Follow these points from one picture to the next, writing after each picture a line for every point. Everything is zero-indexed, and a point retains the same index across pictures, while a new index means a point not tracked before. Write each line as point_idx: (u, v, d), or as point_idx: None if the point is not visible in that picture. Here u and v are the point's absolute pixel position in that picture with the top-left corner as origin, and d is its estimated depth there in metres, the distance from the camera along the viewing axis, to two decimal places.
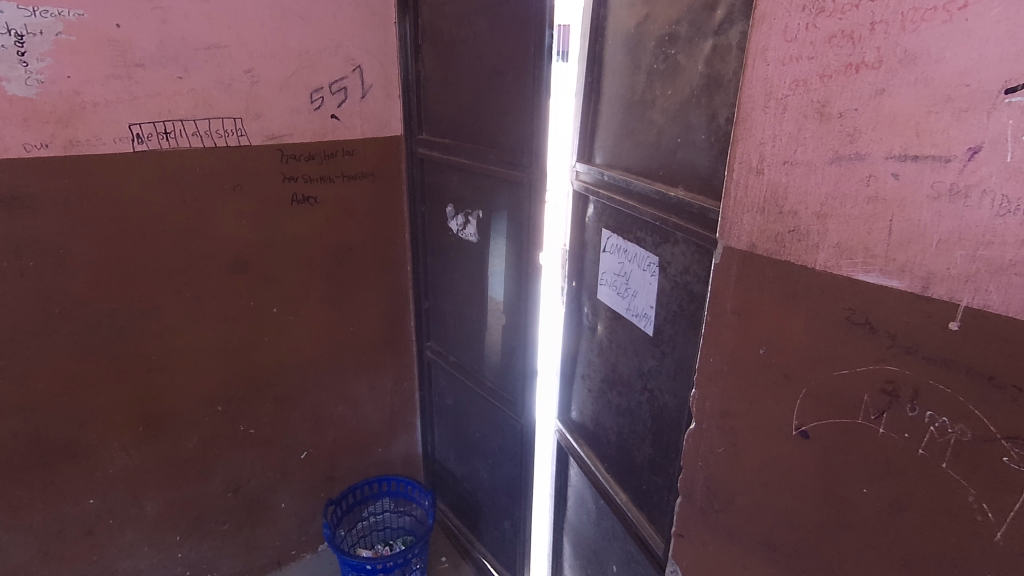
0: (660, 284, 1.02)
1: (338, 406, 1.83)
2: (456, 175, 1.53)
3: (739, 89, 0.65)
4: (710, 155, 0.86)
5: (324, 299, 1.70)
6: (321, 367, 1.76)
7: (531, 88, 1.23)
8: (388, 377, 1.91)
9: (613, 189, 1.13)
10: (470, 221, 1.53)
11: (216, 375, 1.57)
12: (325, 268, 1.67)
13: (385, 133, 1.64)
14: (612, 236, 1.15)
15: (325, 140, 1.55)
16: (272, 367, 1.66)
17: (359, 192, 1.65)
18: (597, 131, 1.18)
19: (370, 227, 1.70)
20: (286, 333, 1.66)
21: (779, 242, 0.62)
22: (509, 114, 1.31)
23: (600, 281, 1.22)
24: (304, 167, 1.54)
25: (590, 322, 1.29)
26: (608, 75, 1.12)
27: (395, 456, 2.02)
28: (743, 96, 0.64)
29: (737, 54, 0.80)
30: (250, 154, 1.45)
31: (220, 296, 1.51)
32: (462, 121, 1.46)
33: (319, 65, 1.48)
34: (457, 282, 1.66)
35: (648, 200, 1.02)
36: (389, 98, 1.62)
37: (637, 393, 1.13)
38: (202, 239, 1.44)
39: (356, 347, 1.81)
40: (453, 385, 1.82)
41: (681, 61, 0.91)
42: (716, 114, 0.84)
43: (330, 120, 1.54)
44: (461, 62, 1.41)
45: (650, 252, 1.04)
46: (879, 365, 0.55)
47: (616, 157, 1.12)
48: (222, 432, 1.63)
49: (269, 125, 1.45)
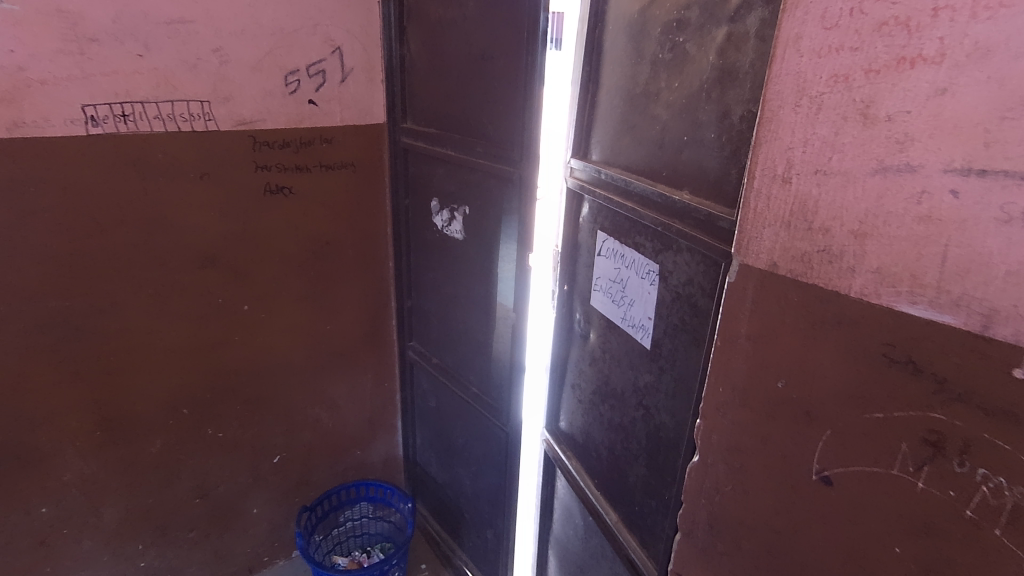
0: (661, 295, 0.93)
1: (314, 408, 1.74)
2: (442, 168, 1.44)
3: (764, 84, 0.56)
4: (720, 156, 0.78)
5: (300, 296, 1.60)
6: (296, 368, 1.67)
7: (525, 76, 1.13)
8: (368, 378, 1.82)
9: (612, 189, 1.04)
10: (456, 218, 1.44)
11: (182, 377, 1.47)
12: (302, 263, 1.57)
13: (367, 121, 1.54)
14: (608, 239, 1.07)
15: (301, 127, 1.44)
16: (243, 367, 1.57)
17: (338, 182, 1.55)
18: (594, 125, 1.09)
19: (349, 220, 1.60)
20: (258, 332, 1.56)
21: (806, 263, 0.54)
22: (499, 104, 1.22)
23: (593, 287, 1.14)
24: (278, 155, 1.43)
25: (582, 330, 1.21)
26: (608, 64, 1.03)
27: (375, 460, 1.94)
28: (769, 92, 0.55)
29: (755, 44, 0.71)
30: (219, 140, 1.34)
31: (186, 293, 1.41)
32: (449, 111, 1.36)
33: (295, 45, 1.37)
34: (442, 281, 1.57)
35: (649, 202, 0.93)
36: (372, 83, 1.51)
37: (631, 409, 1.06)
38: (165, 232, 1.34)
39: (334, 347, 1.71)
40: (436, 388, 1.73)
41: (690, 51, 0.82)
42: (728, 111, 0.76)
43: (306, 105, 1.43)
44: (449, 47, 1.31)
45: (649, 259, 0.96)
46: (922, 412, 0.47)
47: (615, 155, 1.03)
48: (188, 436, 1.54)
49: (239, 109, 1.34)
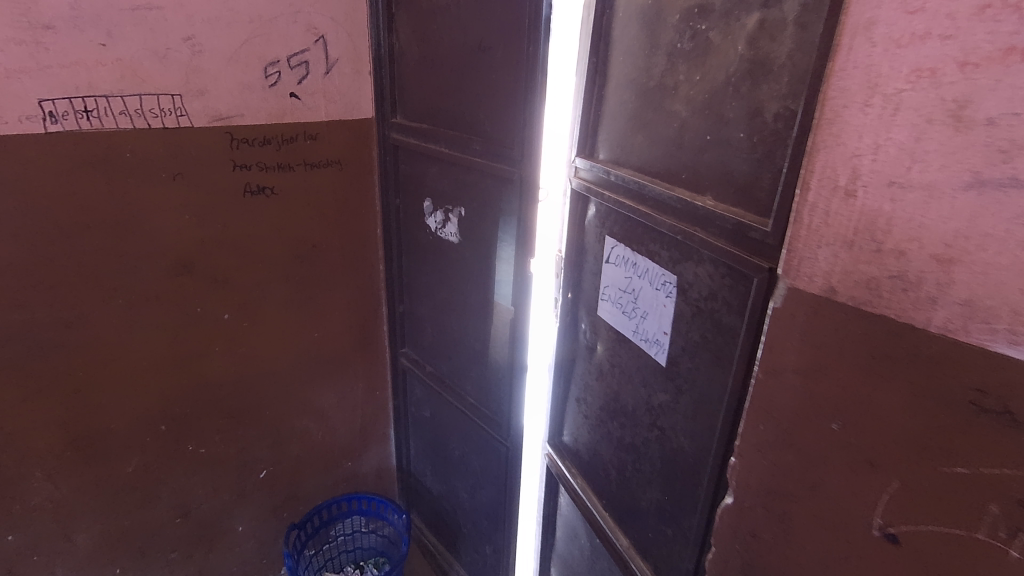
0: (679, 308, 0.85)
1: (302, 419, 1.65)
2: (435, 166, 1.35)
3: (824, 80, 0.48)
4: (750, 158, 0.70)
5: (286, 303, 1.50)
6: (282, 378, 1.57)
7: (526, 68, 1.05)
8: (358, 387, 1.74)
9: (623, 192, 0.96)
10: (451, 220, 1.35)
11: (158, 392, 1.38)
12: (286, 269, 1.47)
13: (354, 115, 1.44)
14: (618, 246, 0.98)
15: (283, 122, 1.34)
16: (225, 379, 1.48)
17: (324, 182, 1.45)
18: (602, 122, 1.00)
19: (336, 222, 1.51)
20: (240, 342, 1.46)
21: (873, 290, 0.46)
22: (497, 98, 1.13)
23: (601, 296, 1.06)
24: (258, 153, 1.33)
25: (588, 342, 1.13)
26: (618, 55, 0.94)
27: (367, 471, 1.86)
28: (830, 90, 0.47)
29: (794, 32, 0.63)
30: (193, 137, 1.24)
31: (160, 302, 1.31)
32: (443, 106, 1.27)
33: (275, 34, 1.26)
34: (436, 286, 1.49)
35: (666, 207, 0.85)
36: (359, 75, 1.41)
37: (644, 428, 0.98)
38: (136, 238, 1.24)
39: (321, 355, 1.62)
40: (430, 398, 1.65)
41: (715, 39, 0.74)
42: (761, 108, 0.68)
43: (288, 99, 1.33)
44: (441, 36, 1.22)
45: (666, 269, 0.88)
46: (1019, 471, 0.39)
47: (626, 154, 0.94)
48: (167, 453, 1.44)
49: (215, 104, 1.24)
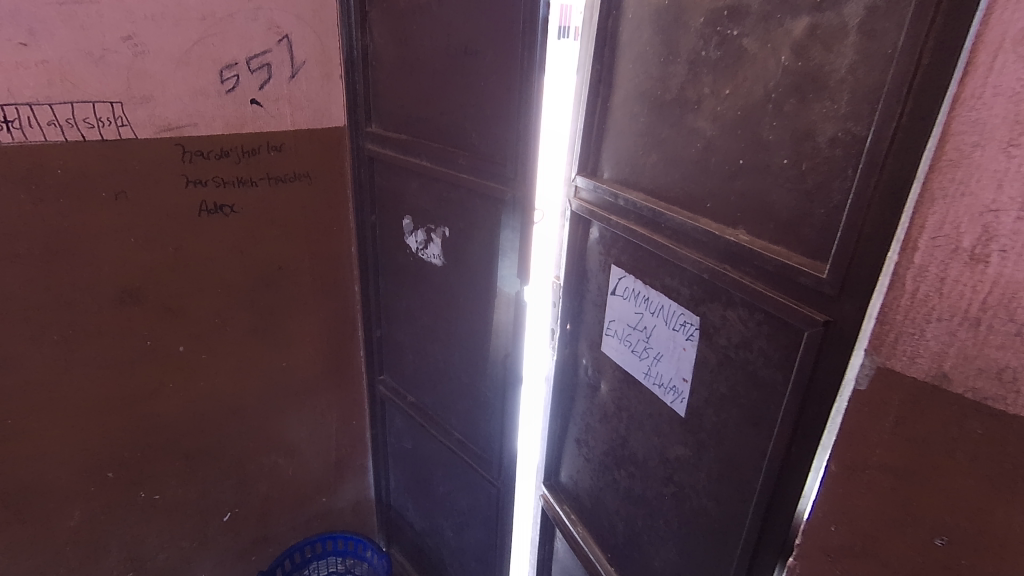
0: (703, 354, 0.75)
1: (271, 456, 1.51)
2: (415, 181, 1.22)
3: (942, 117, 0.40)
4: (797, 189, 0.59)
5: (250, 331, 1.36)
6: (247, 413, 1.42)
7: (520, 76, 0.93)
8: (332, 417, 1.59)
9: (634, 219, 0.84)
10: (434, 240, 1.22)
11: (104, 436, 1.22)
12: (250, 293, 1.33)
13: (324, 123, 1.30)
14: (626, 277, 0.87)
15: (243, 132, 1.19)
16: (182, 418, 1.32)
17: (290, 197, 1.31)
18: (607, 137, 0.89)
19: (305, 240, 1.37)
20: (199, 376, 1.31)
21: (1007, 384, 0.38)
22: (487, 109, 1.01)
23: (606, 330, 0.94)
24: (215, 167, 1.18)
25: (591, 381, 1.01)
26: (626, 62, 0.83)
27: (343, 505, 1.72)
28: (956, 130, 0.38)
29: (857, 42, 0.52)
30: (138, 150, 1.09)
31: (104, 337, 1.16)
32: (424, 115, 1.14)
33: (232, 33, 1.12)
34: (417, 311, 1.36)
35: (687, 239, 0.74)
36: (328, 79, 1.27)
37: (657, 482, 0.87)
38: (72, 267, 1.08)
39: (290, 385, 1.48)
40: (411, 429, 1.52)
41: (750, 48, 0.63)
42: (811, 131, 0.57)
43: (248, 105, 1.18)
44: (422, 37, 1.09)
45: (685, 308, 0.77)
46: None
47: (637, 175, 0.83)
48: (116, 503, 1.29)
49: (162, 112, 1.09)
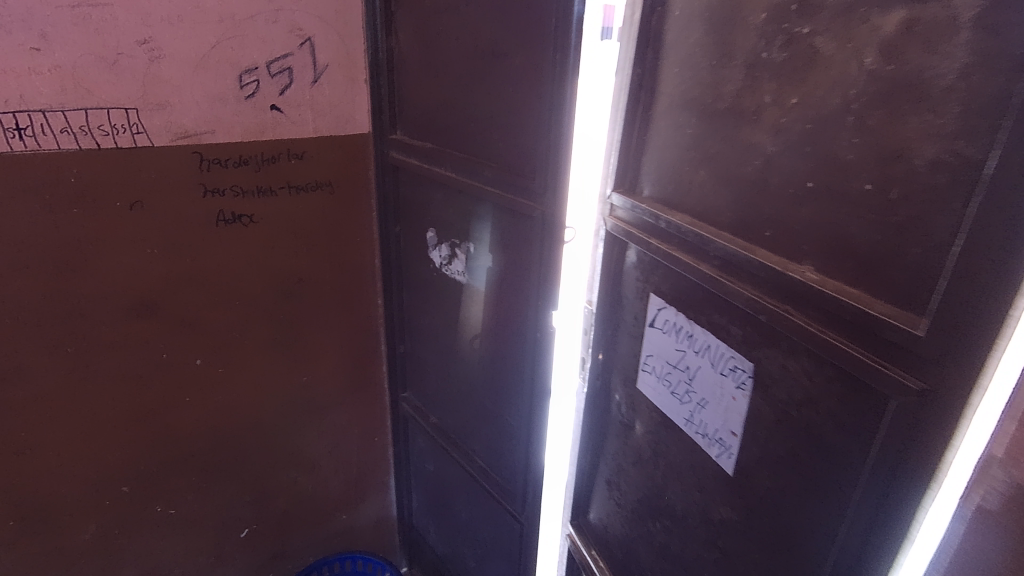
0: (757, 407, 0.64)
1: (290, 472, 1.46)
2: (440, 192, 1.15)
3: None
4: (885, 222, 0.48)
5: (268, 344, 1.31)
6: (265, 428, 1.38)
7: (552, 81, 0.83)
8: (353, 433, 1.54)
9: (677, 244, 0.73)
10: (458, 256, 1.14)
11: (119, 450, 1.19)
12: (270, 306, 1.28)
13: (347, 130, 1.24)
14: (667, 309, 0.77)
15: (263, 139, 1.14)
16: (199, 432, 1.28)
17: (312, 207, 1.26)
18: (648, 150, 0.79)
19: (327, 252, 1.31)
20: (217, 390, 1.27)
21: None
22: (515, 117, 0.92)
23: (643, 366, 0.84)
24: (234, 175, 1.13)
25: (625, 419, 0.91)
26: (672, 65, 0.73)
27: (363, 524, 1.66)
28: None
29: (972, 40, 0.41)
30: (154, 159, 1.05)
31: (119, 349, 1.12)
32: (450, 122, 1.06)
33: (252, 36, 1.06)
34: (441, 329, 1.29)
35: (739, 272, 0.63)
36: (353, 83, 1.20)
37: (697, 544, 0.77)
38: (87, 277, 1.05)
39: (310, 400, 1.43)
40: (433, 451, 1.44)
41: (826, 48, 0.52)
42: (906, 151, 0.46)
43: (269, 111, 1.13)
44: (448, 38, 1.01)
45: (736, 351, 0.66)
46: None
47: (681, 195, 0.73)
48: (131, 518, 1.25)
49: (179, 119, 1.05)
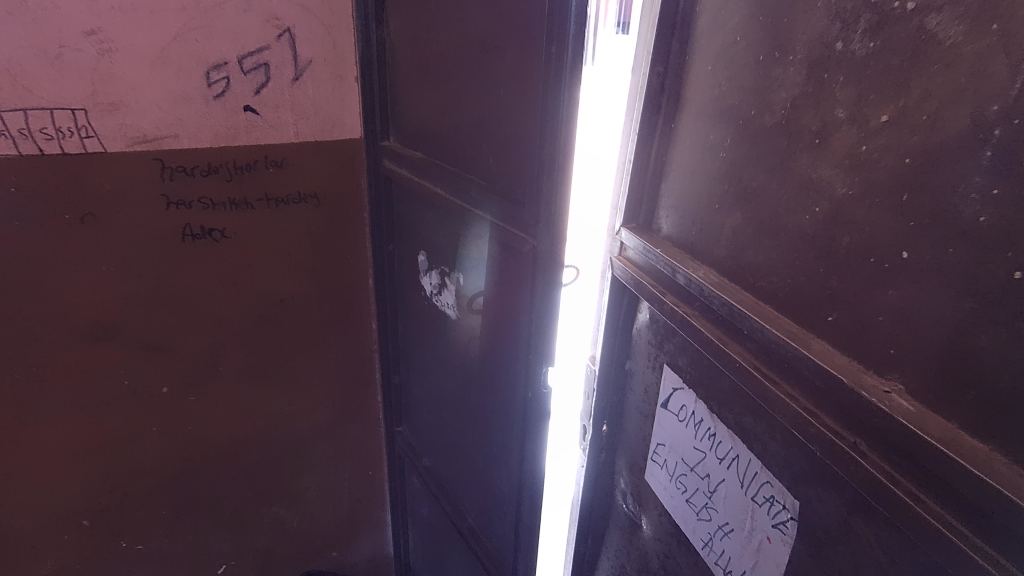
0: (803, 565, 0.44)
1: (272, 506, 1.33)
2: (430, 211, 0.98)
3: None
4: None
5: (246, 371, 1.18)
6: (244, 460, 1.26)
7: (549, 83, 0.65)
8: (344, 467, 1.40)
9: (698, 310, 0.53)
10: (447, 287, 0.97)
11: (78, 482, 1.08)
12: (247, 330, 1.15)
13: (335, 135, 1.09)
14: (684, 392, 0.57)
15: (237, 145, 1.00)
16: (169, 464, 1.17)
17: (295, 221, 1.11)
18: (668, 177, 0.59)
19: (312, 270, 1.17)
20: (188, 419, 1.15)
21: None
22: (508, 127, 0.74)
23: (652, 455, 0.65)
24: (202, 185, 1.00)
25: (631, 514, 0.72)
26: (703, 64, 0.53)
27: (355, 562, 1.52)
28: None
29: None
30: (108, 166, 0.92)
31: (74, 375, 1.01)
32: (440, 129, 0.89)
33: (221, 27, 0.92)
34: (433, 365, 1.12)
35: (783, 368, 0.43)
36: (341, 82, 1.05)
37: None
38: (33, 298, 0.93)
39: (295, 431, 1.29)
40: (426, 496, 1.28)
41: (948, 34, 0.31)
42: None
43: (242, 113, 0.99)
44: (438, 29, 0.84)
45: (773, 476, 0.46)
46: None
47: (708, 242, 0.53)
48: (93, 554, 1.15)
49: (136, 121, 0.92)
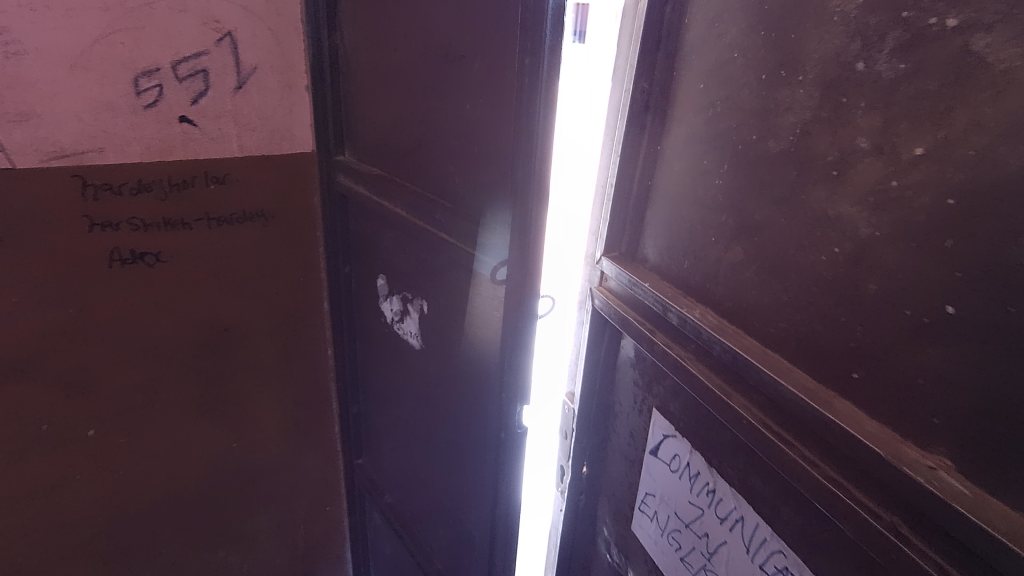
0: None
1: (218, 552, 1.22)
2: (390, 232, 0.90)
3: None
4: None
5: (187, 407, 1.07)
6: (186, 504, 1.14)
7: (522, 98, 0.59)
8: (299, 505, 1.30)
9: (693, 352, 0.48)
10: (410, 314, 0.90)
11: None
12: (188, 361, 1.04)
13: (285, 148, 0.99)
14: (678, 441, 0.52)
15: (173, 160, 0.90)
16: (98, 514, 1.04)
17: (241, 242, 1.02)
18: (654, 202, 0.54)
19: (261, 295, 1.07)
20: (120, 462, 1.03)
21: None
22: (475, 145, 0.67)
23: (640, 505, 0.59)
24: (132, 204, 0.89)
25: (615, 566, 0.66)
26: (692, 80, 0.48)
27: None
28: None
29: None
30: (18, 185, 0.80)
31: None
32: (401, 145, 0.82)
33: (151, 28, 0.82)
34: (396, 395, 1.04)
35: (798, 425, 0.38)
36: (290, 91, 0.97)
37: None
38: None
39: (244, 469, 1.19)
40: (389, 534, 1.19)
41: (999, 56, 0.27)
42: None
43: (178, 124, 0.88)
44: (397, 36, 0.77)
45: (786, 545, 0.41)
46: None
47: (703, 278, 0.48)
48: None
49: (52, 134, 0.80)
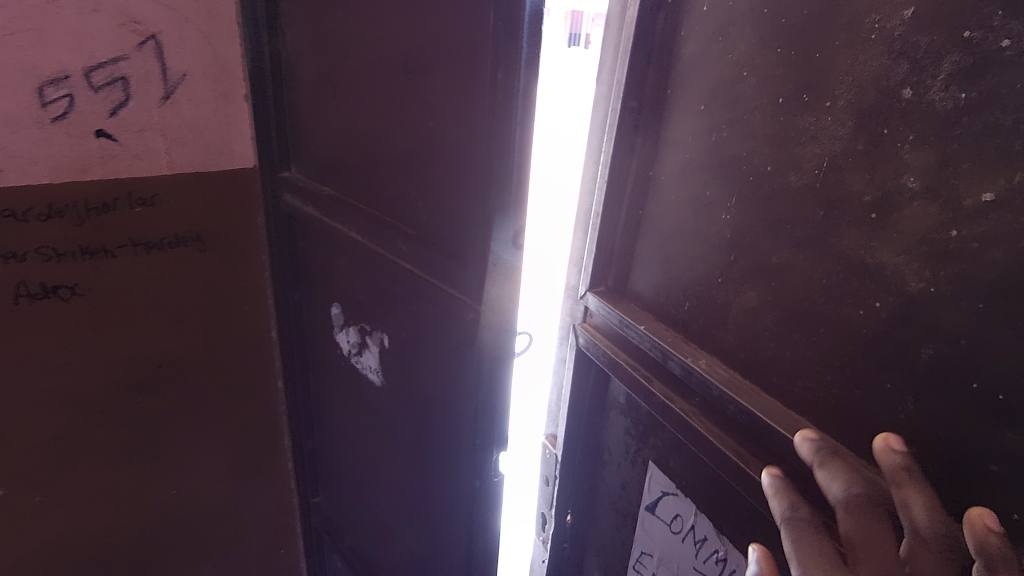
0: None
1: None
2: (345, 258, 0.82)
3: None
4: None
5: (116, 455, 0.95)
6: (118, 563, 1.01)
7: (495, 116, 0.52)
8: (251, 552, 1.18)
9: (698, 406, 0.43)
10: (369, 348, 0.82)
11: None
12: (116, 405, 0.92)
13: (223, 164, 0.89)
14: (681, 501, 0.46)
15: (92, 180, 0.78)
16: None
17: (175, 269, 0.91)
18: (646, 233, 0.49)
19: (199, 326, 0.97)
20: (37, 523, 0.91)
21: None
22: (441, 166, 0.60)
23: (635, 565, 0.53)
24: (42, 231, 0.77)
25: None
26: (691, 99, 0.43)
27: None
28: None
29: None
30: None
31: None
32: (355, 164, 0.74)
33: (57, 29, 0.70)
34: (355, 433, 0.96)
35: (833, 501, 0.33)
36: (227, 101, 0.86)
37: None
38: None
39: (185, 517, 1.07)
40: None
41: None
42: None
43: (94, 138, 0.77)
44: (348, 44, 0.69)
45: None
46: None
47: (710, 324, 0.42)
48: None
49: None
